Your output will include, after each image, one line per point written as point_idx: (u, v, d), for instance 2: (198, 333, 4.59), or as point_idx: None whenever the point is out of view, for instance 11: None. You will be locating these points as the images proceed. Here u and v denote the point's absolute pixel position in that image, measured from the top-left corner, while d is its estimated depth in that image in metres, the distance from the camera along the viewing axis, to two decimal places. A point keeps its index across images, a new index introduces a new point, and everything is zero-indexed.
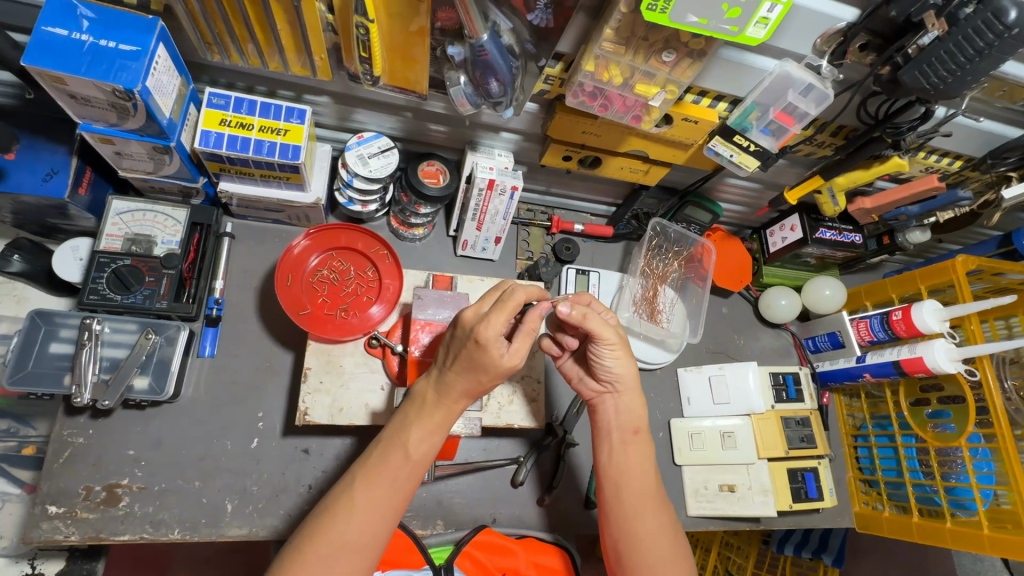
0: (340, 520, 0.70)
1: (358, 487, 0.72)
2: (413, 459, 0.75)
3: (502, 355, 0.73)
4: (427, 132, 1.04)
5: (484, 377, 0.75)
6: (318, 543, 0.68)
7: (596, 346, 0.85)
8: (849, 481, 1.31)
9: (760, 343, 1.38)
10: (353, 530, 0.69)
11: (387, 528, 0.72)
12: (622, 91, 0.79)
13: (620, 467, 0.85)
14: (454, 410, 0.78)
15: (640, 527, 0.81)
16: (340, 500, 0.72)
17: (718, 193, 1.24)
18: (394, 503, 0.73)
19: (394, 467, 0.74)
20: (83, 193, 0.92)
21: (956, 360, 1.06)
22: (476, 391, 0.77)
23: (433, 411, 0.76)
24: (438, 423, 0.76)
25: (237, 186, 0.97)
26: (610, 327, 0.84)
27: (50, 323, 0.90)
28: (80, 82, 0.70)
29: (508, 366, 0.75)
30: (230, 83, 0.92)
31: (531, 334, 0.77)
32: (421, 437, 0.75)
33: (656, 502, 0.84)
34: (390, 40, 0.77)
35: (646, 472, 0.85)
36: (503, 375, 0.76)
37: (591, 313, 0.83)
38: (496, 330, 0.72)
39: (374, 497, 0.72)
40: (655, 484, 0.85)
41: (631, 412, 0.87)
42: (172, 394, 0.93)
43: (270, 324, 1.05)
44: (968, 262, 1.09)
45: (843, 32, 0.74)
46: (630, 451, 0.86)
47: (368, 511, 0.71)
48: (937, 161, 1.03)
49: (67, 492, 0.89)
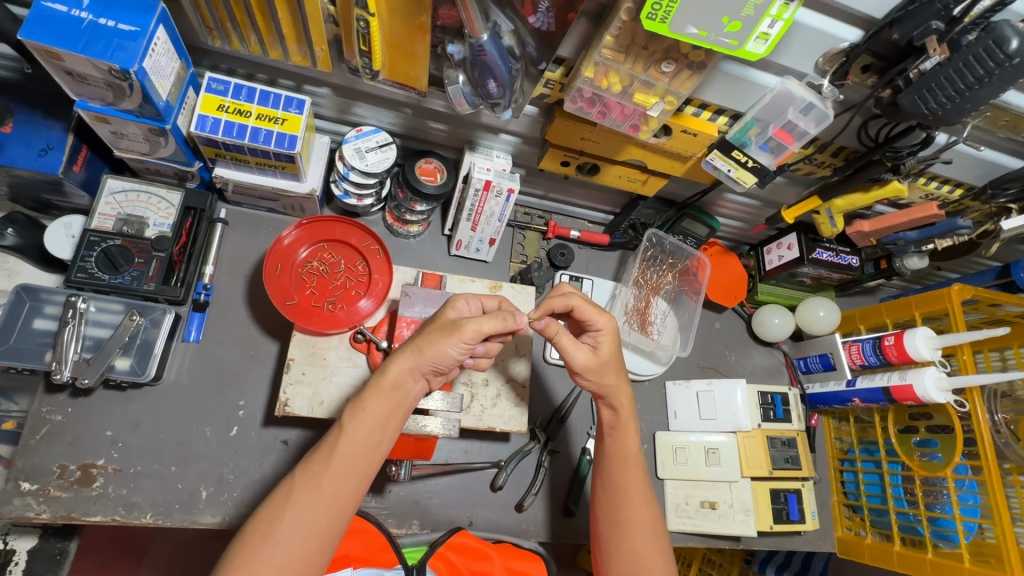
0: (278, 503, 0.69)
1: (300, 470, 0.72)
2: (347, 434, 0.72)
3: (455, 314, 0.78)
4: (427, 129, 1.04)
5: (426, 335, 0.75)
6: (259, 522, 0.68)
7: (574, 374, 0.87)
8: (834, 506, 1.30)
9: (752, 361, 1.36)
10: (290, 511, 0.68)
11: (332, 508, 0.69)
12: (620, 99, 0.78)
13: (609, 457, 0.90)
14: (391, 374, 0.74)
15: (619, 512, 0.86)
16: (282, 487, 0.71)
17: (716, 207, 1.23)
18: (334, 481, 0.70)
19: (331, 446, 0.72)
20: (78, 170, 0.92)
21: (944, 389, 1.05)
22: (422, 351, 0.74)
23: (367, 385, 0.74)
24: (370, 394, 0.73)
25: (232, 173, 0.97)
26: (582, 346, 0.85)
27: (36, 298, 0.89)
28: (76, 59, 0.70)
29: (452, 321, 0.76)
30: (231, 69, 0.92)
31: (504, 324, 0.76)
32: (355, 413, 0.73)
33: (639, 493, 0.87)
34: (390, 35, 0.77)
35: (627, 461, 0.88)
36: (446, 336, 0.74)
37: (565, 331, 0.84)
38: (462, 299, 0.81)
39: (310, 478, 0.70)
40: (638, 476, 0.88)
41: (618, 406, 0.88)
42: (154, 377, 0.93)
43: (259, 313, 1.04)
44: (964, 291, 1.09)
45: (846, 52, 0.73)
46: (616, 441, 0.89)
47: (304, 491, 0.69)
48: (937, 188, 1.02)
49: (41, 469, 0.88)
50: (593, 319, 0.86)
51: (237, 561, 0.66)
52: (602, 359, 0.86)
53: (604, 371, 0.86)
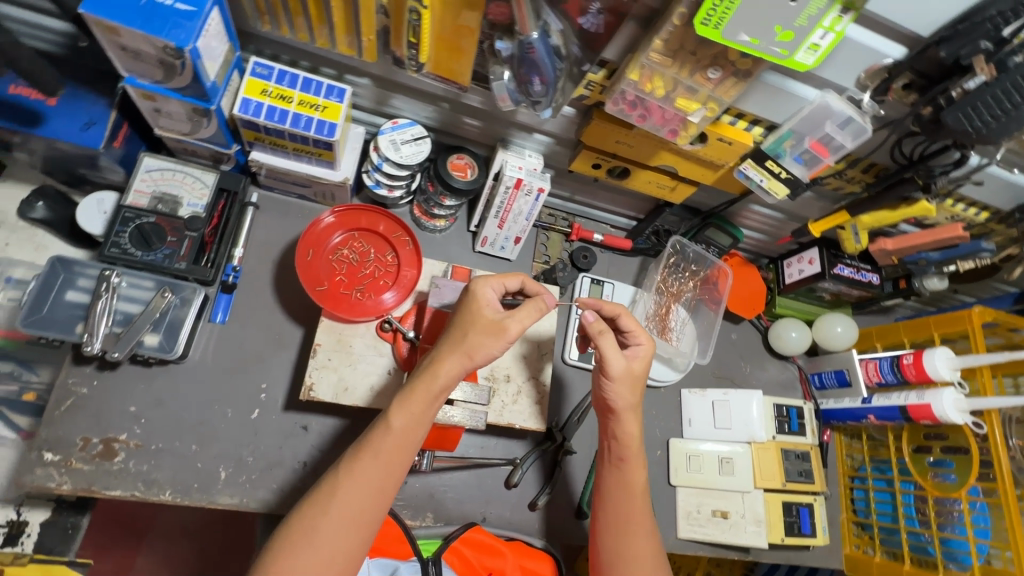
0: (323, 497, 0.68)
1: (345, 463, 0.71)
2: (395, 431, 0.71)
3: (491, 311, 0.77)
4: (461, 124, 1.05)
5: (473, 337, 0.74)
6: (303, 516, 0.67)
7: (602, 378, 0.87)
8: (843, 523, 1.30)
9: (767, 374, 1.37)
10: (337, 504, 0.67)
11: (373, 507, 0.69)
12: (662, 103, 0.79)
13: (615, 487, 0.87)
14: (439, 376, 0.73)
15: (625, 545, 0.83)
16: (326, 481, 0.70)
17: (740, 218, 1.24)
18: (378, 480, 0.69)
19: (377, 445, 0.70)
20: (118, 146, 0.93)
21: (964, 411, 1.06)
22: (471, 355, 0.73)
23: (415, 384, 0.72)
24: (418, 396, 0.72)
25: (267, 158, 0.98)
26: (620, 355, 0.86)
27: (69, 270, 0.90)
28: (133, 35, 0.71)
29: (496, 320, 0.75)
30: (275, 55, 0.94)
31: (541, 310, 0.77)
32: (402, 409, 0.71)
33: (644, 527, 0.85)
34: (439, 28, 0.78)
35: (634, 494, 0.86)
36: (495, 338, 0.74)
37: (608, 333, 0.86)
38: (488, 287, 0.79)
39: (354, 474, 0.69)
40: (642, 509, 0.86)
41: (624, 439, 0.87)
42: (180, 355, 0.94)
43: (285, 298, 1.05)
44: (985, 313, 1.10)
45: (889, 69, 0.74)
46: (622, 474, 0.87)
47: (350, 487, 0.68)
48: (963, 210, 1.03)
49: (65, 441, 0.88)
50: (635, 334, 0.91)
51: (280, 552, 0.65)
52: (635, 373, 0.87)
53: (631, 385, 0.87)
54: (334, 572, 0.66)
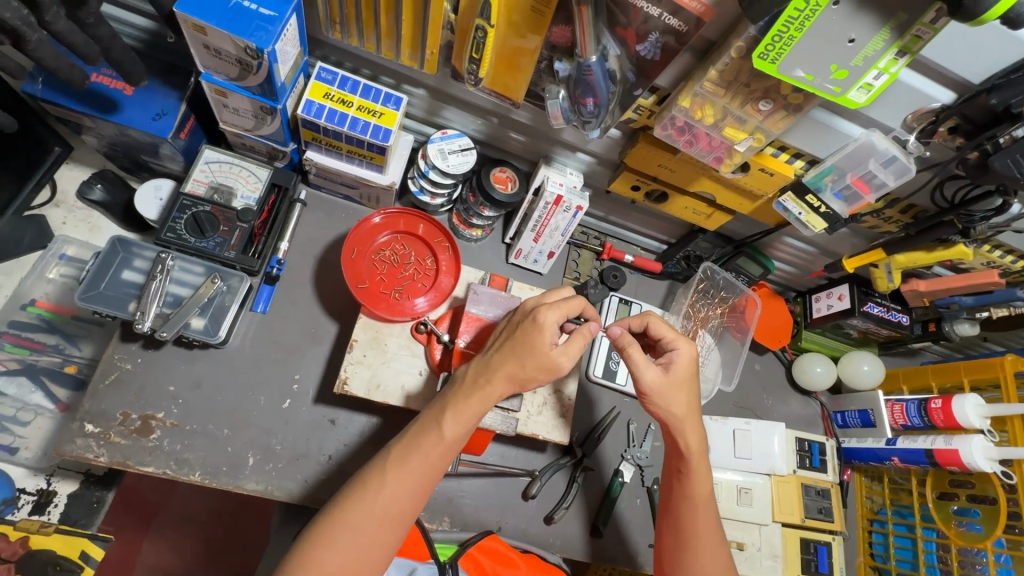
0: (370, 488, 0.70)
1: (391, 457, 0.73)
2: (445, 440, 0.73)
3: (550, 341, 0.78)
4: (507, 139, 1.09)
5: (529, 365, 0.77)
6: (348, 503, 0.70)
7: (642, 396, 0.88)
8: (859, 566, 1.27)
9: (788, 408, 1.36)
10: (382, 498, 0.70)
11: (412, 507, 0.71)
12: (710, 131, 0.82)
13: (679, 499, 0.88)
14: (493, 395, 0.76)
15: (689, 560, 0.84)
16: (371, 472, 0.72)
17: (771, 249, 1.25)
18: (421, 482, 0.72)
19: (426, 448, 0.73)
20: (183, 137, 0.98)
21: (992, 460, 1.05)
22: (524, 383, 0.77)
23: (469, 398, 0.75)
24: (470, 411, 0.75)
25: (321, 158, 1.02)
26: (652, 367, 0.86)
27: (128, 251, 0.94)
28: (218, 34, 0.76)
29: (551, 353, 0.77)
30: (339, 62, 0.99)
31: (586, 339, 0.81)
32: (454, 418, 0.74)
33: (711, 542, 0.84)
34: (501, 47, 0.81)
35: (699, 510, 0.86)
36: (547, 373, 0.78)
37: (635, 346, 0.86)
38: (551, 313, 0.79)
39: (402, 471, 0.71)
40: (709, 524, 0.86)
41: (687, 450, 0.87)
42: (223, 339, 0.97)
43: (324, 294, 1.08)
44: (1018, 362, 1.10)
45: (937, 112, 0.76)
46: (685, 484, 0.87)
47: (397, 484, 0.70)
48: (1000, 257, 1.03)
49: (106, 414, 0.91)
50: (670, 339, 0.90)
51: (321, 536, 0.67)
52: (671, 381, 0.86)
53: (677, 394, 0.87)
54: (368, 563, 0.68)
